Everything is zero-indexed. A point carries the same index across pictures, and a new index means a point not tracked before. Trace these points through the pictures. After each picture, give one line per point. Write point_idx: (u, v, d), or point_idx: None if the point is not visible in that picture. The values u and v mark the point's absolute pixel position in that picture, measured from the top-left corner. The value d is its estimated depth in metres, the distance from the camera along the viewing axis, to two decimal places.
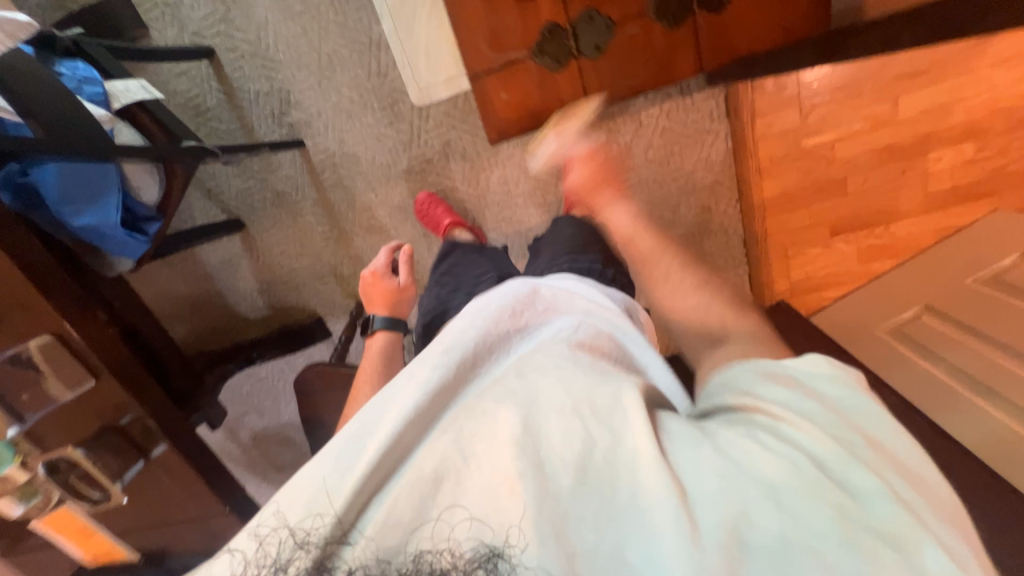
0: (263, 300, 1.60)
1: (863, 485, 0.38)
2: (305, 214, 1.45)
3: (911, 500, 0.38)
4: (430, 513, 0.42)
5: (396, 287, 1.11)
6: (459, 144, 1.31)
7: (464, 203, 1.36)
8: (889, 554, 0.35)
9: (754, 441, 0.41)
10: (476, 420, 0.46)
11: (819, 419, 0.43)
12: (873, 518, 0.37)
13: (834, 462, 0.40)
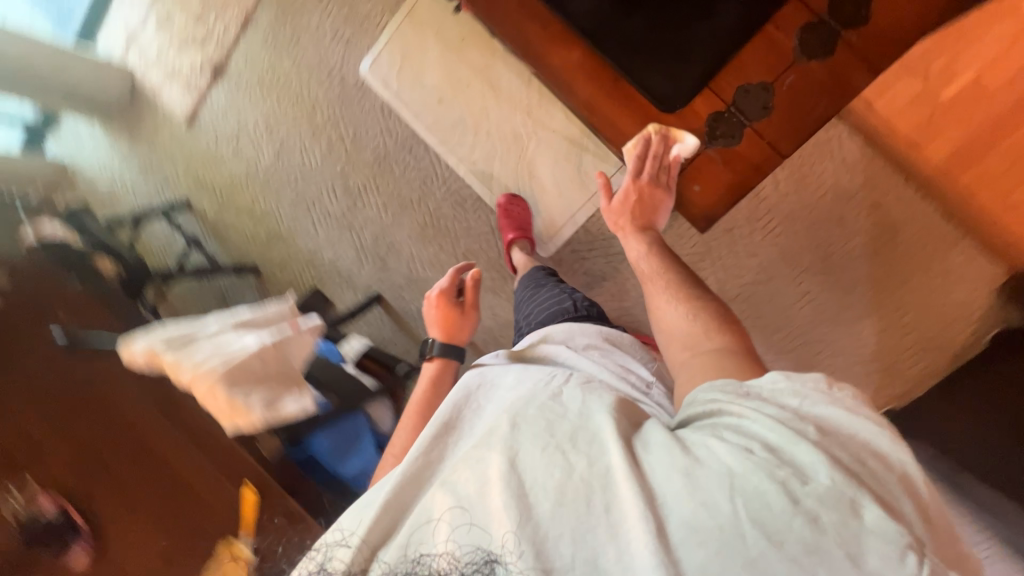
0: None
1: (804, 477, 0.45)
2: None
3: (855, 471, 0.45)
4: (432, 526, 0.51)
5: (458, 310, 1.13)
6: (594, 269, 1.38)
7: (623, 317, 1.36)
8: (832, 519, 0.42)
9: (719, 445, 0.48)
10: (476, 462, 0.52)
11: (783, 424, 0.49)
12: (809, 488, 0.43)
13: (786, 459, 0.46)
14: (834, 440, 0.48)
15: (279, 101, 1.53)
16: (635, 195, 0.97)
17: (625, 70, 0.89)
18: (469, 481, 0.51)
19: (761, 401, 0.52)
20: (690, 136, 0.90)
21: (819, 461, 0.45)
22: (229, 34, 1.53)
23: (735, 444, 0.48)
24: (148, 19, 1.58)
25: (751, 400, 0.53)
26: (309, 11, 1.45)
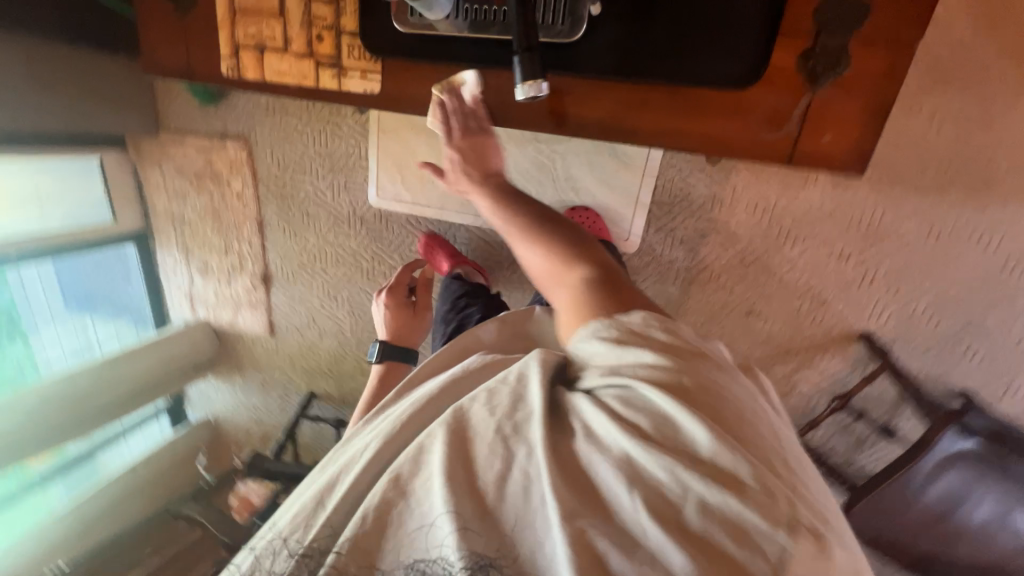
0: None
1: (696, 461, 0.42)
2: None
3: (732, 443, 0.43)
4: (398, 519, 0.48)
5: (401, 307, 1.29)
6: (688, 232, 1.25)
7: (748, 256, 1.25)
8: (731, 496, 0.40)
9: (624, 439, 0.44)
10: (415, 455, 0.50)
11: (686, 414, 0.45)
12: (704, 471, 0.42)
13: (679, 453, 0.43)
14: (740, 437, 0.45)
15: (326, 270, 1.55)
16: (472, 150, 0.73)
17: (677, 79, 0.73)
18: (411, 477, 0.49)
19: (659, 374, 0.48)
20: (469, 72, 0.73)
21: (721, 454, 0.42)
22: (254, 246, 1.58)
23: (638, 437, 0.44)
24: (189, 275, 1.66)
25: (651, 373, 0.48)
26: (300, 184, 1.46)
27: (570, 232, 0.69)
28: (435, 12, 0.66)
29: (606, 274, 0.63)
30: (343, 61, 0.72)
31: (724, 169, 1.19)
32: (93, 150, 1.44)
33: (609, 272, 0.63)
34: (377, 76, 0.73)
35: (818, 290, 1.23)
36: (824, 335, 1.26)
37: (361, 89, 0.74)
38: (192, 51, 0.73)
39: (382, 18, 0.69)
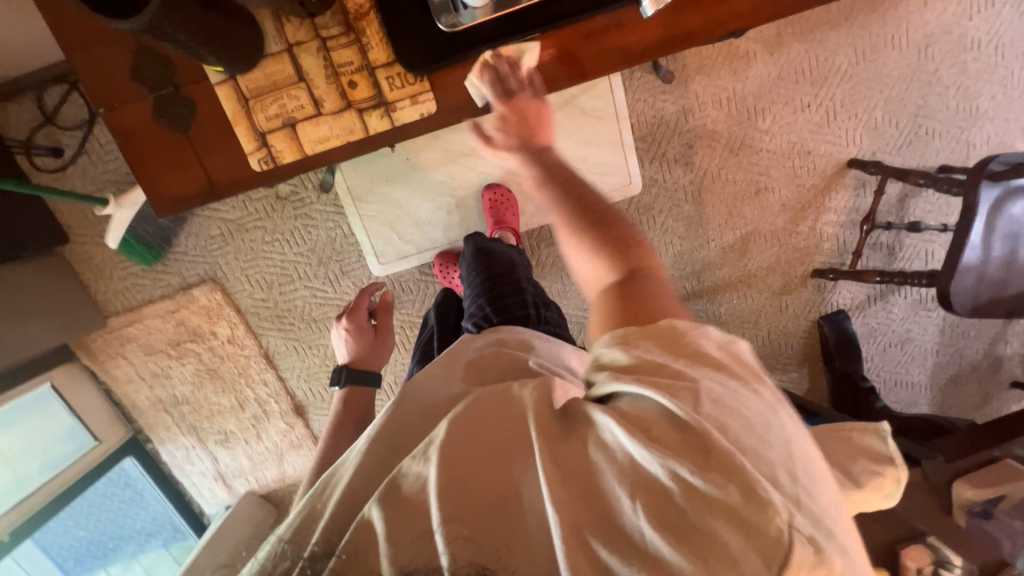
0: (792, 368, 1.58)
1: (693, 462, 0.40)
2: (722, 312, 1.50)
3: (742, 437, 0.41)
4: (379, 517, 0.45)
5: (371, 329, 1.03)
6: (677, 149, 1.34)
7: (734, 145, 1.35)
8: (720, 480, 0.38)
9: (620, 436, 0.42)
10: (419, 483, 0.46)
11: (671, 389, 0.43)
12: (699, 461, 0.39)
13: (665, 438, 0.41)
14: (719, 401, 0.42)
15: None
16: (517, 113, 0.62)
17: None
18: (410, 494, 0.46)
19: (647, 357, 0.46)
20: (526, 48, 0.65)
21: (710, 424, 0.41)
22: (271, 383, 1.39)
23: (628, 428, 0.42)
24: (211, 455, 1.42)
25: (636, 356, 0.46)
26: (294, 293, 1.33)
27: (586, 191, 0.61)
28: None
29: (589, 223, 0.59)
30: (387, 97, 0.66)
31: (680, 82, 1.30)
32: (38, 380, 1.20)
33: (600, 218, 0.59)
34: (428, 94, 0.67)
35: (800, 144, 1.36)
36: (822, 177, 1.40)
37: (417, 116, 0.67)
38: (207, 161, 0.64)
39: (415, 34, 0.64)
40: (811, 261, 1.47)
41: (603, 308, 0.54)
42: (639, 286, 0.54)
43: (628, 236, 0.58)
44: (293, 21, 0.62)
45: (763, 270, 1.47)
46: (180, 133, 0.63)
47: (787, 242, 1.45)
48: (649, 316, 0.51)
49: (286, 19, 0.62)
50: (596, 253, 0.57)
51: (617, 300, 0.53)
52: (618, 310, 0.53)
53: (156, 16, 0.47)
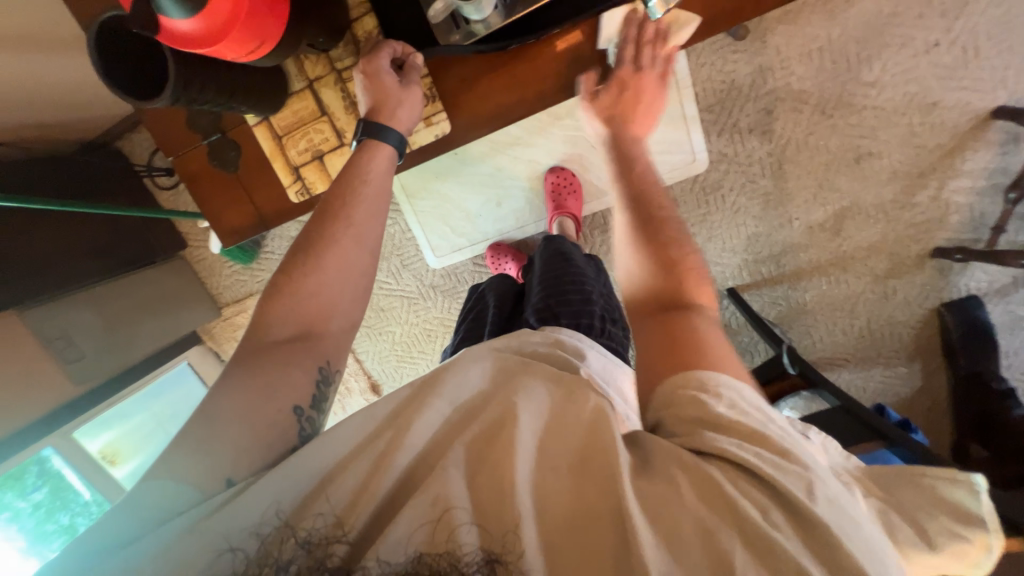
0: (897, 364, 1.35)
1: (786, 525, 0.39)
2: (808, 299, 1.32)
3: (833, 509, 0.40)
4: (439, 509, 0.45)
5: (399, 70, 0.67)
6: (754, 116, 1.17)
7: (828, 104, 1.14)
8: (811, 550, 0.38)
9: (724, 484, 0.41)
10: (483, 488, 0.46)
11: (785, 466, 0.41)
12: (795, 527, 0.39)
13: (757, 496, 0.40)
14: (827, 493, 0.41)
15: (424, 351, 1.49)
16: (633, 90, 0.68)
17: None
18: (475, 500, 0.46)
19: (744, 418, 0.44)
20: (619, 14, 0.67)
21: (828, 515, 0.39)
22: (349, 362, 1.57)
23: (748, 500, 0.40)
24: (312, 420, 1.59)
25: (733, 415, 0.44)
26: None
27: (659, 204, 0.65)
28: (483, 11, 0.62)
29: (663, 240, 0.61)
30: None
31: (756, 37, 1.11)
32: (176, 359, 1.45)
33: (654, 226, 0.63)
34: (442, 112, 0.72)
35: (922, 94, 1.10)
36: (952, 134, 1.12)
37: (433, 137, 0.73)
38: (256, 198, 0.72)
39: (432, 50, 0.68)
40: (930, 237, 1.22)
41: (661, 329, 0.53)
42: (697, 316, 0.54)
43: (703, 270, 0.60)
44: (312, 59, 0.67)
45: (863, 251, 1.26)
46: (232, 173, 0.71)
47: (897, 216, 1.21)
48: (733, 365, 0.49)
49: (304, 57, 0.67)
50: (665, 267, 0.59)
51: (678, 324, 0.53)
52: (689, 340, 0.51)
53: (177, 91, 0.54)
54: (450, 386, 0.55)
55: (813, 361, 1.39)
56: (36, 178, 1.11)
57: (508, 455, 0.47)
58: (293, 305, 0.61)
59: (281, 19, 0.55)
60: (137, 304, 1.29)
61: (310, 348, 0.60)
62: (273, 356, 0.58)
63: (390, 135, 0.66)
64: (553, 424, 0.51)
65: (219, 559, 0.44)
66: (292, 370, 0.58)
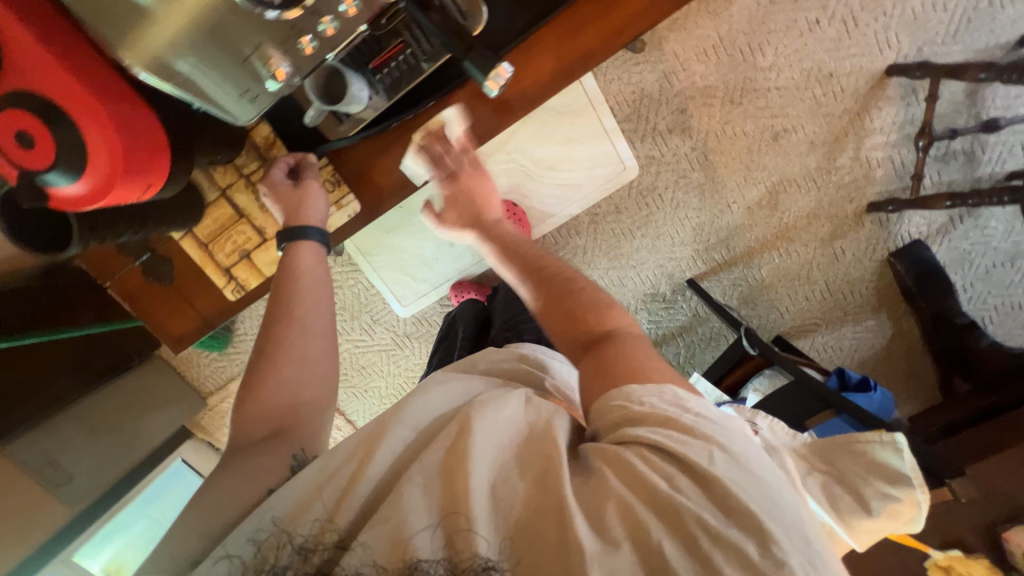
0: (867, 318, 1.37)
1: (687, 489, 0.42)
2: (765, 274, 1.35)
3: (737, 475, 0.42)
4: (403, 522, 0.43)
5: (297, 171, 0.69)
6: (671, 116, 1.23)
7: (736, 93, 1.21)
8: (712, 513, 0.40)
9: (635, 459, 0.43)
10: (445, 492, 0.44)
11: (688, 441, 0.44)
12: (704, 491, 0.41)
13: (669, 465, 0.42)
14: (734, 462, 0.43)
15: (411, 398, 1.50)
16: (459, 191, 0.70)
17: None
18: (439, 505, 0.44)
19: (661, 412, 0.46)
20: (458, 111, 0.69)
21: (727, 478, 0.42)
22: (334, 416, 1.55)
23: (654, 471, 0.42)
24: None
25: (646, 410, 0.46)
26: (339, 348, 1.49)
27: (542, 253, 0.65)
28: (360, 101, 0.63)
29: (552, 286, 0.60)
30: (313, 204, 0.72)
31: (654, 47, 1.19)
32: (170, 458, 1.41)
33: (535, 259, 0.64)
34: (352, 195, 0.73)
35: (818, 68, 1.18)
36: (855, 97, 1.20)
37: (346, 218, 0.74)
38: (197, 302, 0.75)
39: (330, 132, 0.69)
40: (862, 194, 1.27)
41: (588, 374, 0.53)
42: (611, 346, 0.53)
43: (601, 300, 0.58)
44: (219, 169, 0.70)
45: (804, 219, 1.30)
46: (168, 284, 0.75)
47: (826, 182, 1.27)
48: (647, 374, 0.50)
49: (212, 166, 0.70)
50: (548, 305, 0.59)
51: (595, 363, 0.53)
52: (607, 373, 0.51)
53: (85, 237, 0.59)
54: (408, 415, 0.51)
55: (786, 332, 1.40)
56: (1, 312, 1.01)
57: (460, 468, 0.45)
58: (246, 390, 0.60)
59: (167, 153, 0.55)
60: (123, 410, 1.28)
61: (281, 440, 0.56)
62: (242, 454, 0.54)
63: (311, 234, 0.68)
64: (507, 430, 0.49)
65: (220, 563, 0.45)
66: (263, 462, 0.53)
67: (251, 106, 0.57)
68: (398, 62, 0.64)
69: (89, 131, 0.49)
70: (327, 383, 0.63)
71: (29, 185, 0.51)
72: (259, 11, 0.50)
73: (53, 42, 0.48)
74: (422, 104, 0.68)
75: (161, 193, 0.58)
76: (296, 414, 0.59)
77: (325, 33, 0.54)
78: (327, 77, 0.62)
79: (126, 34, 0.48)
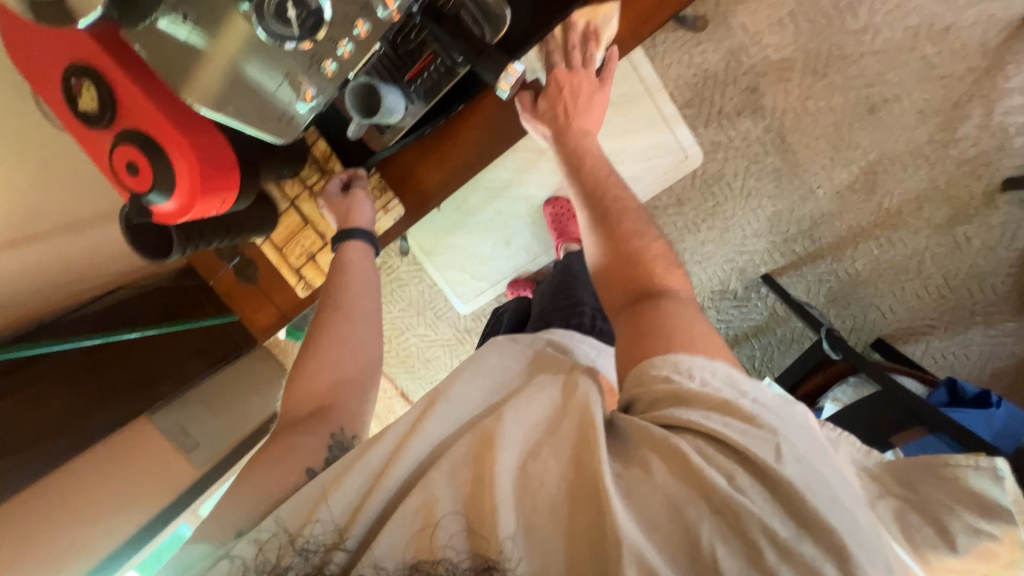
0: (1004, 320, 1.12)
1: (759, 497, 0.37)
2: (860, 269, 1.17)
3: (814, 485, 0.37)
4: (433, 514, 0.43)
5: (347, 184, 0.76)
6: (741, 96, 1.12)
7: (822, 64, 1.07)
8: (786, 528, 0.36)
9: (697, 455, 0.39)
10: (467, 482, 0.44)
11: (753, 433, 0.39)
12: (775, 499, 0.37)
13: (737, 464, 0.38)
14: (805, 463, 0.38)
15: None
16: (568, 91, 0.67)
17: None
18: (461, 498, 0.44)
19: (713, 393, 0.42)
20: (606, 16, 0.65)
21: (797, 478, 0.37)
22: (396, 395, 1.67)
23: (710, 466, 0.38)
24: None
25: (700, 390, 0.42)
26: (407, 341, 1.59)
27: (614, 195, 0.62)
28: (395, 117, 0.68)
29: (616, 237, 0.59)
30: None
31: (718, 24, 1.09)
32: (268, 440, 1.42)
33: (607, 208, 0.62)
34: (396, 200, 0.79)
35: (928, 23, 1.01)
36: (981, 53, 1.01)
37: (393, 221, 0.80)
38: (275, 298, 0.88)
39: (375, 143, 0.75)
40: (992, 170, 1.05)
41: (628, 327, 0.52)
42: (665, 302, 0.52)
43: (664, 256, 0.58)
44: (288, 182, 0.80)
45: (912, 203, 1.11)
46: (254, 284, 0.88)
47: (942, 157, 1.07)
48: (701, 344, 0.47)
49: (282, 181, 0.80)
50: (611, 256, 0.58)
51: (646, 315, 0.51)
52: (654, 330, 0.49)
53: (184, 243, 0.67)
54: (451, 395, 0.53)
55: (890, 336, 1.19)
56: (139, 309, 1.19)
57: (489, 448, 0.44)
58: (298, 374, 0.66)
59: (236, 171, 0.62)
60: (229, 384, 1.44)
61: (320, 417, 0.61)
62: (288, 431, 0.60)
63: (357, 235, 0.74)
64: (545, 417, 0.47)
65: (222, 563, 0.47)
66: (305, 439, 0.57)
67: (289, 129, 0.60)
68: (432, 71, 0.68)
69: (177, 161, 0.56)
70: (366, 367, 0.68)
71: (135, 205, 0.59)
72: (279, 45, 0.55)
73: (138, 73, 0.55)
74: (454, 107, 0.72)
75: (236, 205, 0.66)
76: (336, 393, 0.64)
77: (342, 56, 0.56)
78: (364, 92, 0.66)
79: (180, 76, 0.54)
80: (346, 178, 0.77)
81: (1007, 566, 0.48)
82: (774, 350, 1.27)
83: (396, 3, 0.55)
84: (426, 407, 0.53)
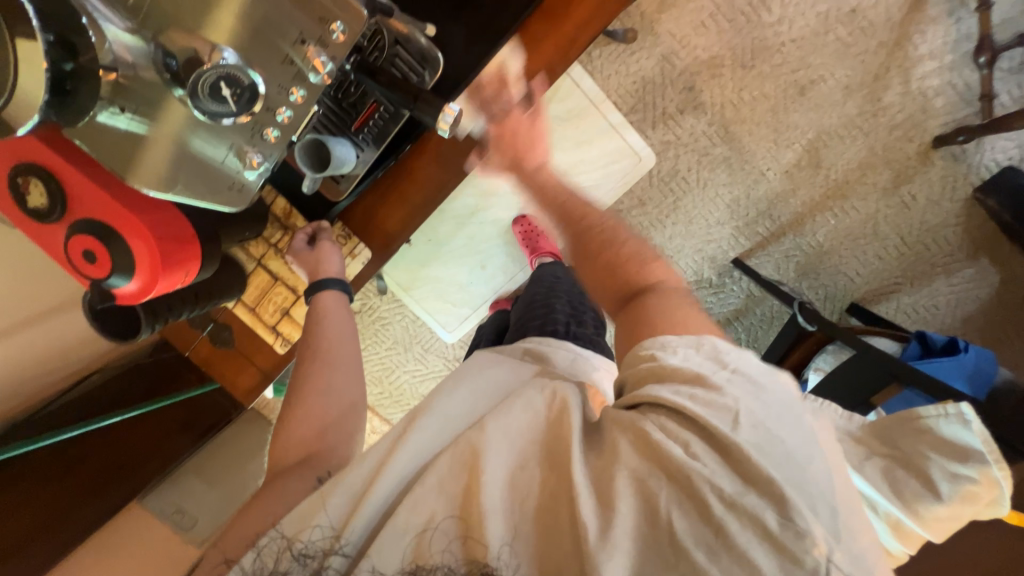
0: (961, 268, 1.17)
1: (716, 465, 0.38)
2: (821, 240, 1.22)
3: (771, 449, 0.38)
4: (421, 533, 0.44)
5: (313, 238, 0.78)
6: (681, 95, 1.18)
7: (750, 57, 1.14)
8: (744, 493, 0.37)
9: (658, 431, 0.40)
10: (452, 498, 0.44)
11: (715, 404, 0.40)
12: (731, 465, 0.38)
13: (704, 430, 0.39)
14: (763, 428, 0.39)
15: None
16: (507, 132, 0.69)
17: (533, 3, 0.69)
18: (448, 515, 0.44)
19: (692, 367, 0.43)
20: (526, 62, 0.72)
21: (750, 443, 0.38)
22: None
23: (670, 441, 0.39)
24: None
25: (674, 367, 0.43)
26: (398, 377, 1.57)
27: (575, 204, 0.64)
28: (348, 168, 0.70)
29: (593, 245, 0.59)
30: None
31: (646, 33, 1.15)
32: None
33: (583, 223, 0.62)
34: (361, 244, 0.82)
35: (837, 8, 1.09)
36: (889, 28, 1.09)
37: (362, 265, 0.82)
38: (255, 359, 0.87)
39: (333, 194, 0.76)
40: (921, 130, 1.12)
41: (623, 324, 0.53)
42: (652, 298, 0.53)
43: (643, 252, 0.58)
44: (252, 243, 0.80)
45: (857, 171, 1.17)
46: (232, 347, 0.88)
47: (874, 126, 1.14)
48: (685, 326, 0.48)
49: (246, 244, 0.80)
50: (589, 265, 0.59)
51: (636, 312, 0.52)
52: (641, 323, 0.50)
53: (151, 319, 0.67)
54: (439, 405, 0.54)
55: (861, 299, 1.23)
56: (122, 392, 1.18)
57: (475, 461, 0.44)
58: (283, 427, 0.65)
59: (196, 244, 0.63)
60: (231, 446, 1.39)
61: (308, 465, 0.60)
62: (276, 485, 0.58)
63: (331, 284, 0.75)
64: (526, 422, 0.46)
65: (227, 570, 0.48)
66: (295, 490, 0.56)
67: (240, 197, 0.63)
68: (379, 118, 0.70)
69: (135, 243, 0.56)
70: (350, 409, 0.68)
71: (97, 291, 0.59)
72: (216, 122, 0.56)
73: (81, 164, 0.56)
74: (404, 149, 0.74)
75: (201, 274, 0.66)
76: (323, 439, 0.64)
77: (282, 122, 0.59)
78: (313, 148, 0.67)
79: (130, 162, 0.55)
80: (310, 233, 0.78)
81: (988, 503, 0.51)
82: (756, 329, 1.30)
83: (326, 67, 0.57)
84: (411, 427, 0.52)
